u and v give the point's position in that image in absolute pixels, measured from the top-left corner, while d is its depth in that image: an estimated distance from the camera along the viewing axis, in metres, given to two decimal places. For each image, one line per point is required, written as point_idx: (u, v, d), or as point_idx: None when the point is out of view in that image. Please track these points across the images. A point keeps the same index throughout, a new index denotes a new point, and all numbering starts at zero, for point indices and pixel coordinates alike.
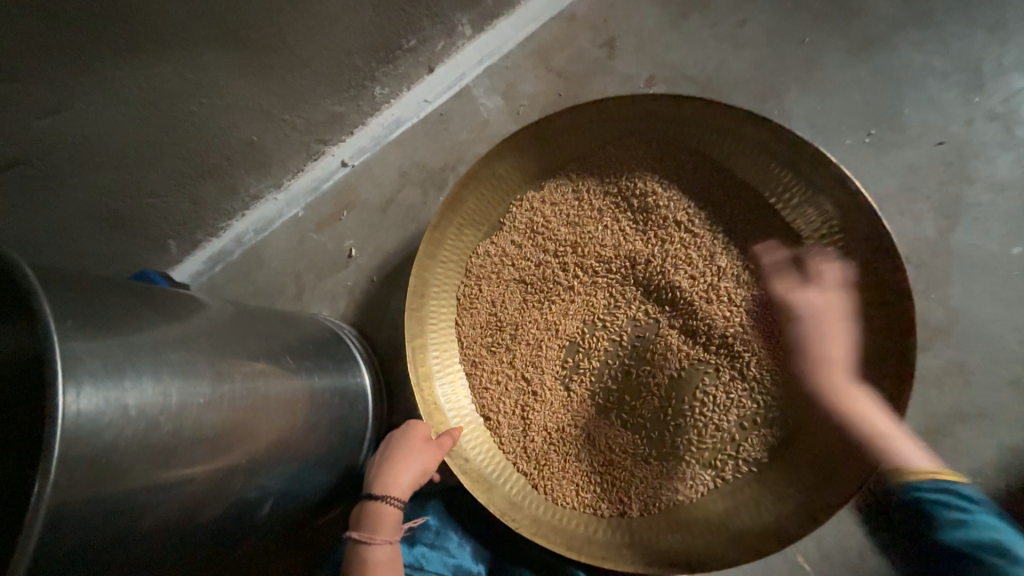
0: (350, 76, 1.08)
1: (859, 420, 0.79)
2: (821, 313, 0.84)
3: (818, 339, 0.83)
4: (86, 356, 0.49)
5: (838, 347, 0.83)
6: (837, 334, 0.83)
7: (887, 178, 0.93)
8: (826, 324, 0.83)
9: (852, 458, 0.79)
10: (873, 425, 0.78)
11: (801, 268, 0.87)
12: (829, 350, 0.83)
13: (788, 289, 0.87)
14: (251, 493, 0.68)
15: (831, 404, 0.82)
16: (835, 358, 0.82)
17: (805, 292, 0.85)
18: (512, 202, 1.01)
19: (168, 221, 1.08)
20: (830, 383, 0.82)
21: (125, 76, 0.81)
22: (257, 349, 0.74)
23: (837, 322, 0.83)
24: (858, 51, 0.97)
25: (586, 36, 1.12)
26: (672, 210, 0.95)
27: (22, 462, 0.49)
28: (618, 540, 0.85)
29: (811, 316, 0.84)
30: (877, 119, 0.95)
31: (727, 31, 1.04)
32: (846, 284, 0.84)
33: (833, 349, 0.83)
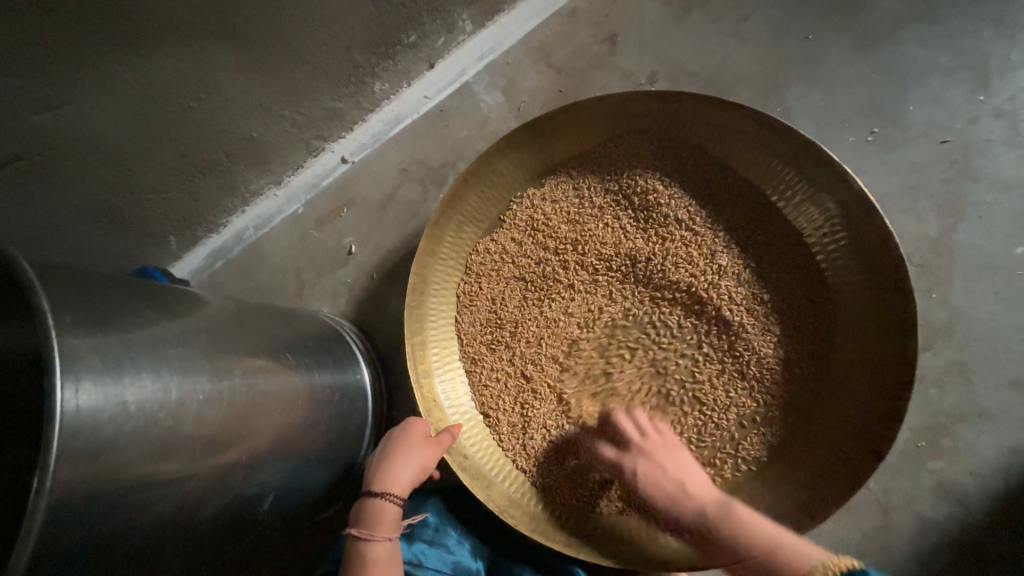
0: (350, 72, 1.07)
1: (766, 531, 0.72)
2: (650, 451, 0.83)
3: (661, 471, 0.81)
4: (86, 352, 0.49)
5: (672, 473, 0.81)
6: (677, 461, 0.83)
7: (890, 176, 0.93)
8: (673, 451, 0.84)
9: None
10: (757, 532, 0.73)
11: (614, 428, 0.88)
12: (689, 482, 0.80)
13: (619, 451, 0.86)
14: (251, 489, 0.69)
15: (725, 532, 0.75)
16: (699, 486, 0.80)
17: (635, 449, 0.84)
18: (513, 199, 1.01)
19: (169, 217, 1.08)
20: (706, 509, 0.78)
21: (125, 71, 0.81)
22: (257, 346, 0.75)
23: (673, 454, 0.83)
24: (863, 47, 0.96)
25: (587, 32, 1.12)
26: (673, 208, 0.94)
27: (23, 457, 0.49)
28: (616, 536, 0.85)
29: (650, 461, 0.83)
30: (881, 117, 0.94)
31: (729, 27, 1.03)
32: (677, 442, 0.85)
33: (671, 469, 0.82)
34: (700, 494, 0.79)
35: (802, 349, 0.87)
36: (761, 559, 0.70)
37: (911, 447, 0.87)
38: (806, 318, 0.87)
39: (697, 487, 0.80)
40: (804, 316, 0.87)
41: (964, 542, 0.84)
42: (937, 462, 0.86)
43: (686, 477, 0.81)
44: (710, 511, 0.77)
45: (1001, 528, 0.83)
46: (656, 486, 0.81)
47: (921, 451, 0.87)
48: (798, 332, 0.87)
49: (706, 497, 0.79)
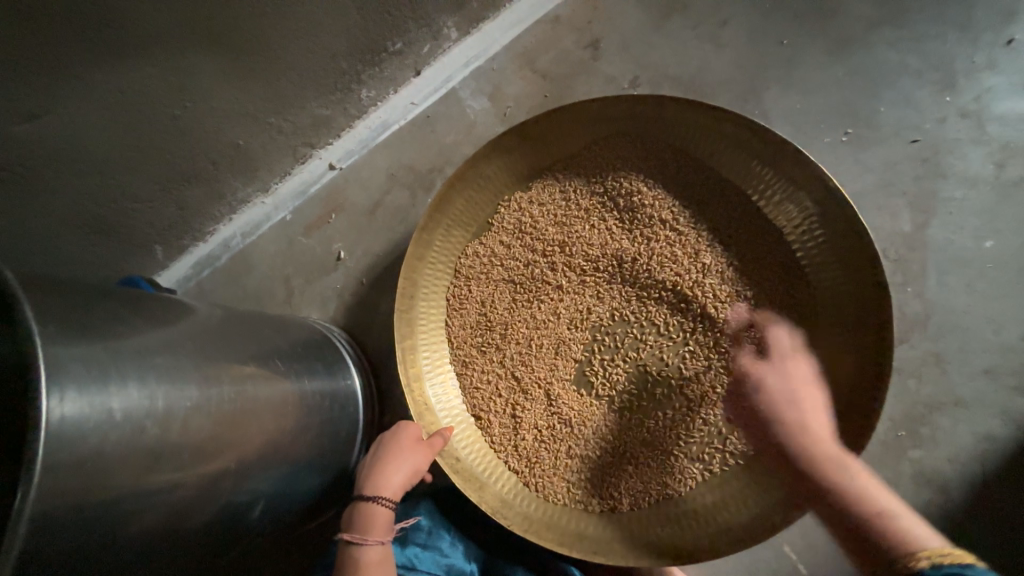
0: (336, 79, 1.08)
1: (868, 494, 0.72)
2: (774, 388, 0.84)
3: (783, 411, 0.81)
4: (71, 361, 0.49)
5: (795, 415, 0.81)
6: (812, 404, 0.81)
7: (864, 175, 0.96)
8: (816, 399, 0.82)
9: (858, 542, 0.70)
10: (866, 493, 0.72)
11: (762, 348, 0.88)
12: (808, 422, 0.80)
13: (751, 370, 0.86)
14: (241, 496, 0.68)
15: (830, 480, 0.74)
16: (822, 435, 0.79)
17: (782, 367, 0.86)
18: (500, 203, 1.02)
19: (155, 226, 1.08)
20: (820, 457, 0.77)
21: (108, 80, 0.81)
22: (246, 352, 0.74)
23: (815, 403, 0.81)
24: (835, 51, 1.00)
25: (571, 38, 1.14)
26: (657, 209, 0.96)
27: (6, 469, 0.49)
28: (608, 534, 0.86)
29: (789, 385, 0.84)
30: (854, 117, 0.97)
31: (708, 32, 1.06)
32: (814, 379, 0.84)
33: (809, 418, 0.80)
34: (823, 441, 0.78)
35: (785, 344, 0.89)
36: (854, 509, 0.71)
37: (892, 438, 0.89)
38: (788, 314, 0.89)
39: (826, 438, 0.78)
40: (786, 312, 0.89)
41: (945, 528, 0.86)
42: (917, 450, 0.88)
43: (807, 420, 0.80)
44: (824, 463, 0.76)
45: (979, 513, 0.86)
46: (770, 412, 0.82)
47: (902, 440, 0.89)
48: (781, 328, 0.89)
49: (827, 446, 0.77)
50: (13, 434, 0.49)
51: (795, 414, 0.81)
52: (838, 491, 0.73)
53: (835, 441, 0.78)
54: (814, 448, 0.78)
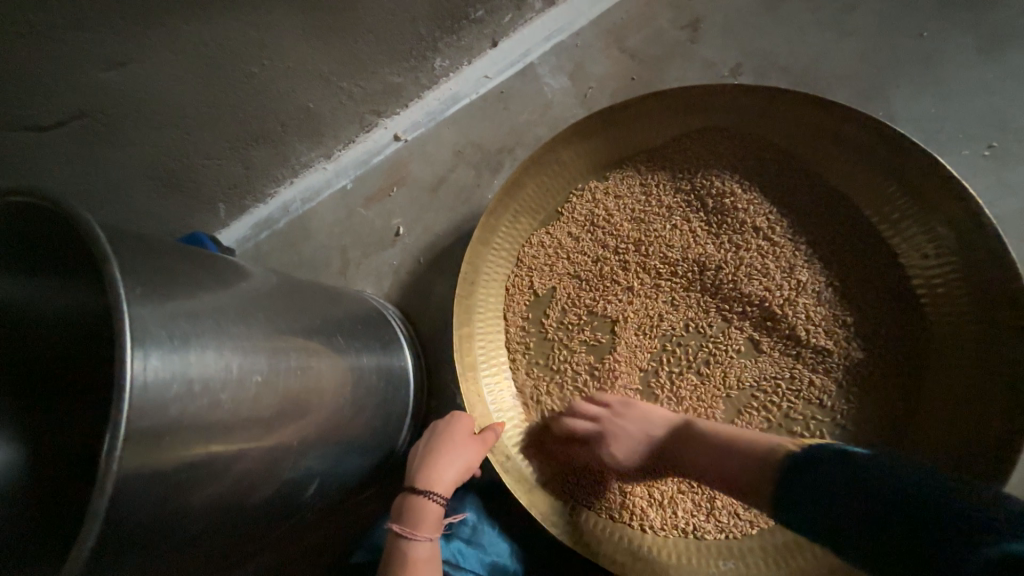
0: (412, 45, 1.03)
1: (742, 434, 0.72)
2: (610, 427, 0.82)
3: (629, 437, 0.80)
4: (154, 327, 0.46)
5: (641, 431, 0.80)
6: (645, 412, 0.82)
7: (1008, 197, 0.83)
8: (638, 407, 0.83)
9: (738, 474, 0.69)
10: (730, 436, 0.72)
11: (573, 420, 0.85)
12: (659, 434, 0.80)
13: (590, 452, 0.84)
14: (298, 474, 0.66)
15: (717, 435, 0.73)
16: (662, 420, 0.81)
17: (606, 434, 0.82)
18: (574, 192, 0.95)
19: (220, 185, 1.06)
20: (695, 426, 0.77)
21: (191, 31, 0.78)
22: (311, 326, 0.72)
23: (627, 429, 0.81)
24: (987, 50, 0.86)
25: (668, 15, 1.03)
26: (751, 215, 0.87)
27: (95, 429, 0.56)
28: (663, 559, 0.80)
29: (620, 433, 0.81)
30: (1001, 129, 0.85)
31: (831, 18, 0.94)
32: (632, 428, 0.81)
33: (642, 423, 0.81)
34: (665, 423, 0.80)
35: (885, 380, 0.80)
36: (735, 445, 0.71)
37: None
38: (894, 347, 0.80)
39: (667, 418, 0.81)
40: (891, 344, 0.80)
41: None
42: None
43: (652, 424, 0.81)
44: (681, 431, 0.78)
45: None
46: (654, 434, 0.80)
47: None
48: (883, 361, 0.80)
49: (674, 425, 0.79)
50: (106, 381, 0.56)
51: (650, 432, 0.80)
52: (726, 445, 0.72)
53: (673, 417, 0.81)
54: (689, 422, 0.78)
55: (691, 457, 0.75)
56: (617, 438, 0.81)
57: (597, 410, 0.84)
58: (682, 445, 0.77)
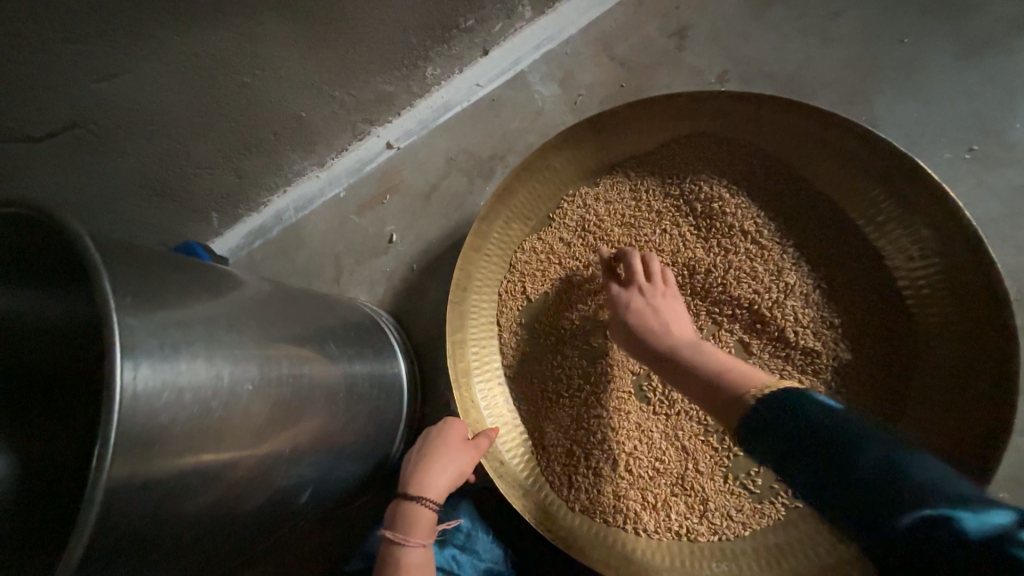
0: (403, 54, 1.04)
1: (731, 367, 0.66)
2: (639, 300, 0.83)
3: (644, 320, 0.80)
4: (144, 336, 0.47)
5: (662, 320, 0.79)
6: (676, 315, 0.81)
7: (990, 199, 0.85)
8: (674, 306, 0.82)
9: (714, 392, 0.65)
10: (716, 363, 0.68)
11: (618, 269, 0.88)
12: (675, 331, 0.77)
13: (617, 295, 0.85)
14: (290, 482, 0.66)
15: (697, 360, 0.70)
16: (681, 330, 0.78)
17: (628, 302, 0.83)
18: (564, 198, 0.96)
19: (213, 194, 1.07)
20: (681, 346, 0.74)
21: (182, 43, 0.79)
22: (303, 334, 0.72)
23: (654, 312, 0.81)
24: (966, 56, 0.88)
25: (655, 24, 1.05)
26: (739, 219, 0.89)
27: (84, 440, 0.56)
28: (657, 562, 0.80)
29: (638, 309, 0.81)
30: (982, 133, 0.86)
31: (814, 25, 0.96)
32: (665, 322, 0.79)
33: (659, 321, 0.79)
34: (681, 334, 0.77)
35: (873, 381, 0.81)
36: (710, 373, 0.67)
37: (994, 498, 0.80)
38: (881, 348, 0.81)
39: (685, 332, 0.77)
40: (879, 345, 0.81)
41: None
42: None
43: (670, 325, 0.78)
44: (685, 347, 0.74)
45: None
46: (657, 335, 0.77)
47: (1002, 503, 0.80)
48: (871, 361, 0.81)
49: (689, 339, 0.76)
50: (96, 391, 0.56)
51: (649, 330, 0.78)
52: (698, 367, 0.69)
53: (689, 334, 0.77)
54: (687, 343, 0.75)
55: (677, 371, 0.73)
56: (635, 317, 0.81)
57: (647, 281, 0.85)
58: (679, 352, 0.73)
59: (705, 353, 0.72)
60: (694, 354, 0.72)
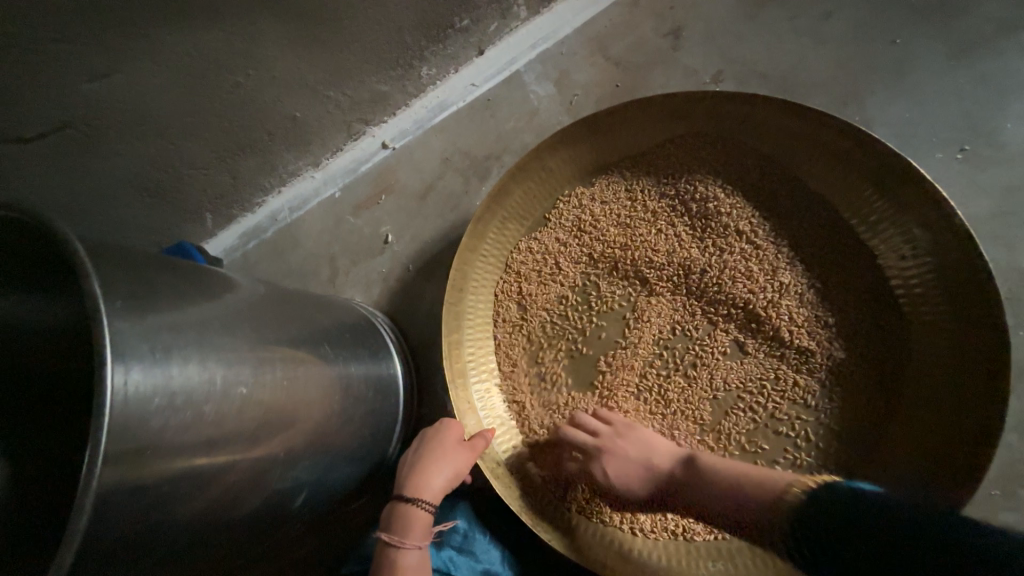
0: (398, 54, 1.03)
1: (736, 472, 0.74)
2: (613, 449, 0.81)
3: (623, 463, 0.81)
4: (135, 340, 0.46)
5: (642, 459, 0.81)
6: (640, 441, 0.82)
7: (981, 199, 0.86)
8: (640, 434, 0.83)
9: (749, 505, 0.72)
10: (729, 473, 0.75)
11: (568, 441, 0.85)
12: (661, 462, 0.80)
13: (585, 465, 0.83)
14: (286, 485, 0.66)
15: (697, 479, 0.77)
16: (666, 452, 0.81)
17: (602, 454, 0.82)
18: (560, 198, 0.96)
19: (206, 195, 1.06)
20: (677, 465, 0.80)
21: (175, 42, 0.78)
22: (298, 335, 0.72)
23: (629, 451, 0.81)
24: (957, 56, 0.89)
25: (650, 23, 1.05)
26: (735, 219, 0.89)
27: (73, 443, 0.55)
28: (654, 562, 0.81)
29: (614, 453, 0.81)
30: (973, 133, 0.87)
31: (808, 25, 0.96)
32: (640, 458, 0.81)
33: (639, 452, 0.81)
34: (663, 459, 0.80)
35: (867, 379, 0.82)
36: (722, 488, 0.75)
37: (985, 495, 0.81)
38: (875, 347, 0.82)
39: (665, 454, 0.81)
40: (872, 343, 0.82)
41: None
42: (1011, 512, 0.80)
43: (652, 458, 0.81)
44: (679, 469, 0.79)
45: None
46: (653, 471, 0.80)
47: (993, 500, 0.81)
48: (864, 360, 0.82)
49: (670, 463, 0.80)
50: (86, 393, 0.56)
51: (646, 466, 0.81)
52: (712, 483, 0.76)
53: (673, 448, 0.82)
54: (675, 471, 0.79)
55: (694, 490, 0.78)
56: (613, 471, 0.81)
57: (603, 425, 0.85)
58: (678, 477, 0.79)
59: (707, 464, 0.77)
60: (697, 476, 0.77)
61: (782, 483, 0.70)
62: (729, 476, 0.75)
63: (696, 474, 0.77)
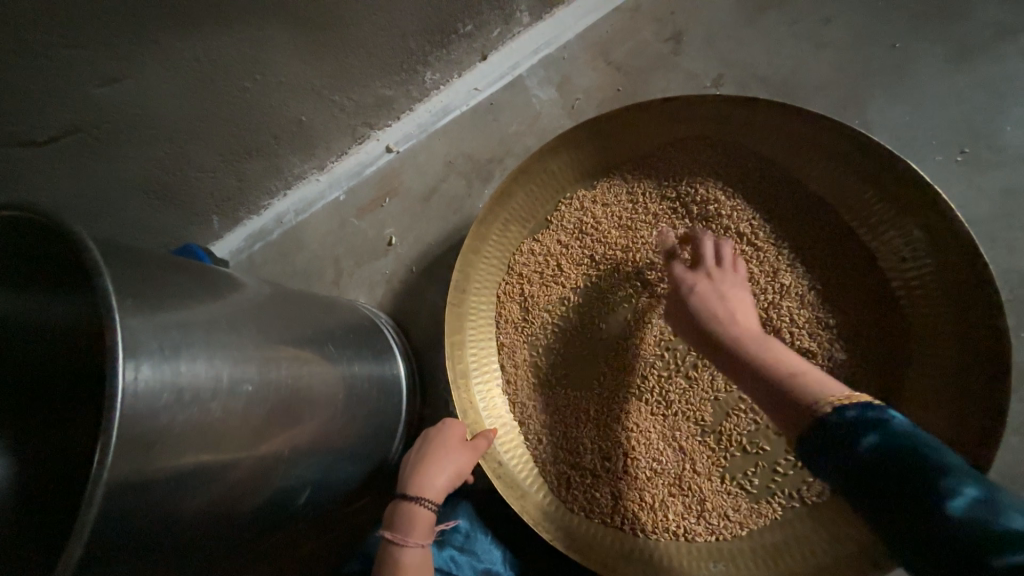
0: (403, 59, 1.05)
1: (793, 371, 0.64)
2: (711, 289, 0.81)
3: (715, 299, 0.80)
4: (144, 337, 0.47)
5: (725, 307, 0.78)
6: (741, 304, 0.79)
7: (981, 201, 0.86)
8: (738, 294, 0.80)
9: (784, 406, 0.62)
10: (789, 364, 0.66)
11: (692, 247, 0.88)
12: (746, 328, 0.77)
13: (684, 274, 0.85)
14: (290, 482, 0.67)
15: (752, 351, 0.71)
16: (751, 324, 0.77)
17: (699, 279, 0.83)
18: (562, 200, 0.97)
19: (213, 197, 1.08)
20: (740, 336, 0.74)
21: (185, 48, 0.80)
22: (303, 335, 0.73)
23: (732, 294, 0.81)
24: (956, 60, 0.90)
25: (652, 28, 1.06)
26: (735, 221, 0.89)
27: (82, 440, 0.56)
28: (655, 562, 0.81)
29: (715, 287, 0.81)
30: (972, 136, 0.88)
31: (807, 30, 0.97)
32: (734, 296, 0.80)
33: (723, 306, 0.79)
34: (743, 324, 0.76)
35: (867, 381, 0.82)
36: (778, 377, 0.65)
37: None
38: (874, 349, 0.82)
39: (745, 325, 0.76)
40: (873, 345, 0.82)
41: None
42: None
43: (735, 309, 0.78)
44: (744, 340, 0.73)
45: None
46: (714, 317, 0.77)
47: None
48: (864, 362, 0.82)
49: (740, 331, 0.75)
50: (96, 391, 0.57)
51: (722, 314, 0.78)
52: (764, 363, 0.68)
53: (758, 330, 0.76)
54: (740, 335, 0.74)
55: (733, 358, 0.72)
56: (704, 293, 0.81)
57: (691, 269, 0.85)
58: (736, 344, 0.73)
59: (781, 353, 0.69)
60: (756, 349, 0.71)
61: (829, 392, 0.58)
62: (790, 363, 0.66)
63: (746, 354, 0.71)
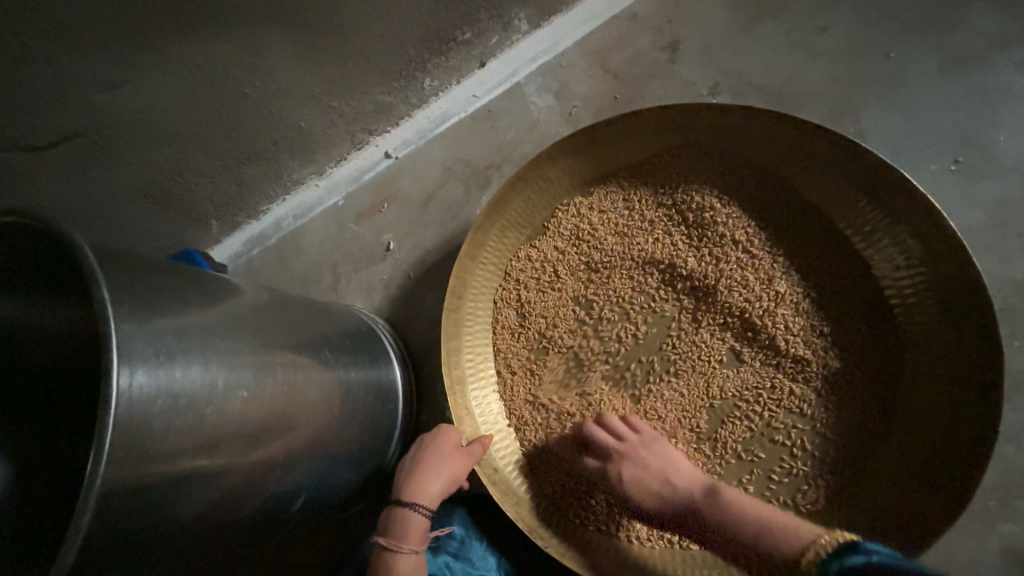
0: (402, 66, 1.06)
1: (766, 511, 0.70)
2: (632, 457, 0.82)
3: (642, 472, 0.81)
4: (140, 343, 0.48)
5: (658, 471, 0.80)
6: (669, 457, 0.82)
7: (974, 210, 0.86)
8: (661, 448, 0.83)
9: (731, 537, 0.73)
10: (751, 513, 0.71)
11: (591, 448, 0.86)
12: (682, 484, 0.79)
13: (602, 465, 0.84)
14: (285, 488, 0.67)
15: (717, 515, 0.74)
16: (687, 478, 0.80)
17: (624, 456, 0.83)
18: (559, 207, 0.97)
19: (212, 202, 1.08)
20: (697, 496, 0.77)
21: (184, 54, 0.81)
22: (299, 340, 0.73)
23: (653, 455, 0.82)
24: (950, 70, 0.90)
25: (649, 37, 1.07)
26: (731, 228, 0.90)
27: (77, 445, 0.56)
28: (650, 569, 0.81)
29: (635, 448, 0.83)
30: (965, 145, 0.88)
31: (802, 39, 0.98)
32: (662, 451, 0.82)
33: (662, 465, 0.81)
34: (691, 483, 0.79)
35: (862, 388, 0.82)
36: (745, 532, 0.70)
37: (980, 506, 0.81)
38: (869, 357, 0.82)
39: (694, 479, 0.79)
40: (867, 353, 0.83)
41: None
42: (1008, 524, 0.80)
43: (672, 470, 0.80)
44: (702, 500, 0.77)
45: None
46: (663, 492, 0.79)
47: (990, 511, 0.80)
48: (859, 369, 0.83)
49: (698, 486, 0.78)
50: (91, 396, 0.57)
51: (664, 475, 0.80)
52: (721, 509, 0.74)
53: (703, 475, 0.80)
54: (693, 491, 0.78)
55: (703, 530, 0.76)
56: (630, 467, 0.81)
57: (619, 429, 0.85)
58: (689, 508, 0.77)
59: (737, 498, 0.74)
60: (721, 516, 0.74)
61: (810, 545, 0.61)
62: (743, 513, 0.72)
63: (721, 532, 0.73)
